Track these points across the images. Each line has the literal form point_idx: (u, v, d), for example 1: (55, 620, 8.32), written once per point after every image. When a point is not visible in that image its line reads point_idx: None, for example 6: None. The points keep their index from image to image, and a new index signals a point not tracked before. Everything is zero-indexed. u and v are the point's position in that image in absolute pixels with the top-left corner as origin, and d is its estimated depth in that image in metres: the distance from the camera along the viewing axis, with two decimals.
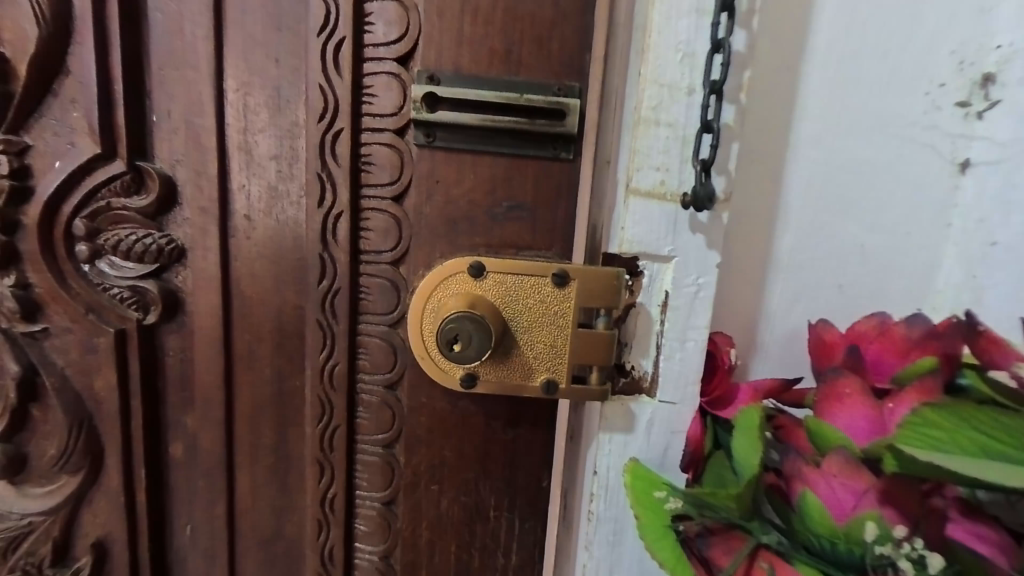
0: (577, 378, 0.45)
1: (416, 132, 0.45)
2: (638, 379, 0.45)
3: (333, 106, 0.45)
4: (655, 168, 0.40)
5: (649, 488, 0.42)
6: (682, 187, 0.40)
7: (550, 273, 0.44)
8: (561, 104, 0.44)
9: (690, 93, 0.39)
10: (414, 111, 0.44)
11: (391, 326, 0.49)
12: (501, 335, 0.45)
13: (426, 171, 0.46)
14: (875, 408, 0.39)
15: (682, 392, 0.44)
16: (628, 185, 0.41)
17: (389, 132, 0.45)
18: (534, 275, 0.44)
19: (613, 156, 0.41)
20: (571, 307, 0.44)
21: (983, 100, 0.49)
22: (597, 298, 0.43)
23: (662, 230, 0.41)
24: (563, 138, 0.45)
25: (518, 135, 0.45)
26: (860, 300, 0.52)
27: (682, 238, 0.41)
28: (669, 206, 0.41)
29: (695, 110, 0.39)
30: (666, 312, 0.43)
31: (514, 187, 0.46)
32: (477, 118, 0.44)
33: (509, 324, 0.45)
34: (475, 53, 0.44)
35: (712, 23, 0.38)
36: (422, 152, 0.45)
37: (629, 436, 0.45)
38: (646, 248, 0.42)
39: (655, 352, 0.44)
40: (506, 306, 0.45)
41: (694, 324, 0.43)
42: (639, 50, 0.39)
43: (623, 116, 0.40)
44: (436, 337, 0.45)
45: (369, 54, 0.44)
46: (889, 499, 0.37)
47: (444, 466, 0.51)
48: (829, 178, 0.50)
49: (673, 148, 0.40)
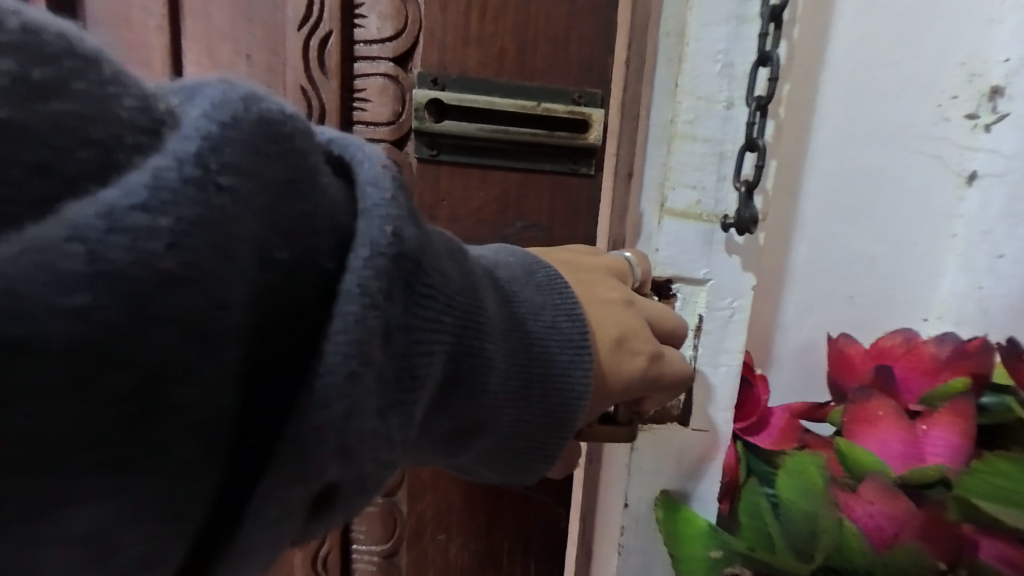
0: (611, 417, 0.36)
1: (418, 143, 0.39)
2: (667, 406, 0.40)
3: (318, 114, 0.38)
4: (689, 185, 0.37)
5: (683, 527, 0.40)
6: (719, 207, 0.37)
7: (655, 357, 0.30)
8: (583, 114, 0.39)
9: (727, 108, 0.36)
10: (414, 120, 0.38)
11: (549, 458, 0.27)
12: (621, 379, 0.29)
13: (429, 188, 0.39)
14: (910, 434, 0.38)
15: (712, 418, 0.41)
16: (662, 204, 0.37)
17: (386, 142, 0.39)
18: (636, 373, 0.29)
19: (650, 169, 0.37)
20: (655, 379, 0.31)
21: (991, 113, 0.48)
22: (674, 380, 0.32)
23: (695, 252, 0.38)
24: (583, 151, 0.40)
25: (532, 148, 0.40)
26: (871, 311, 0.51)
27: (714, 259, 0.38)
28: (704, 226, 0.37)
29: (737, 126, 0.36)
30: (700, 339, 0.40)
31: (527, 203, 0.41)
32: (485, 128, 0.38)
33: (630, 371, 0.29)
34: (483, 54, 0.38)
35: (758, 33, 0.34)
36: (425, 167, 0.39)
37: (657, 467, 0.41)
38: (680, 270, 0.38)
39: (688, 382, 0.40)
40: (624, 346, 0.29)
41: (727, 348, 0.40)
42: (672, 58, 0.35)
43: (656, 128, 0.36)
44: (568, 369, 0.26)
45: (360, 52, 0.38)
46: (926, 530, 0.36)
47: (452, 511, 0.47)
48: (841, 190, 0.48)
49: (708, 165, 0.36)
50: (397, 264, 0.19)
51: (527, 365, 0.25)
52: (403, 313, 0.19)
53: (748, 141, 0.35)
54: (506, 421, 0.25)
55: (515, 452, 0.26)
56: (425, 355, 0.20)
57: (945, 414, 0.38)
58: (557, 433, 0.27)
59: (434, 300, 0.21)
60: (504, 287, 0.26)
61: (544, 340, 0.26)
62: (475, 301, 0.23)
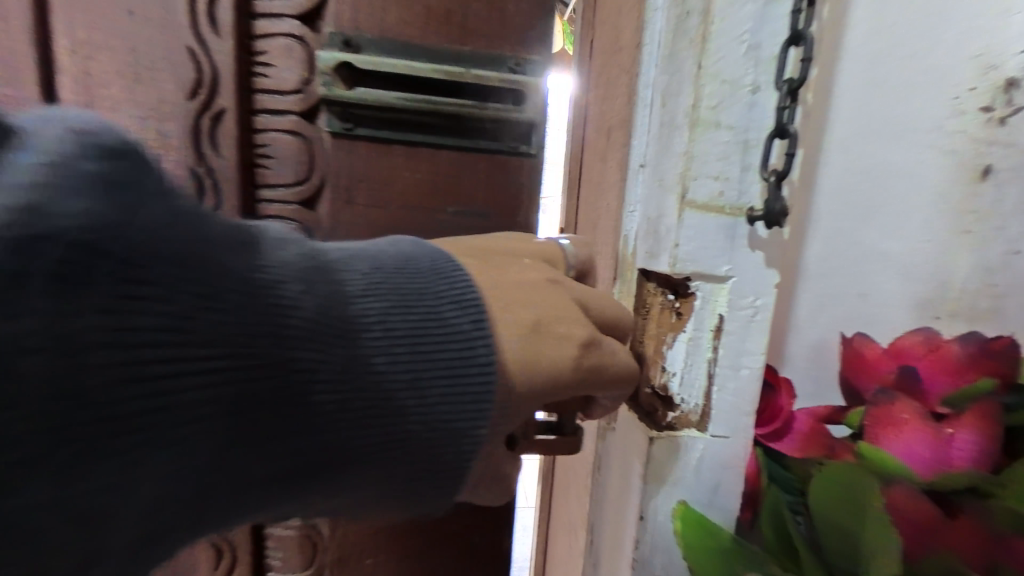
0: (556, 429, 0.31)
1: (330, 115, 0.33)
2: (685, 413, 0.33)
3: (209, 78, 0.32)
4: (712, 176, 0.30)
5: (703, 537, 0.29)
6: (744, 199, 0.30)
7: (589, 344, 0.24)
8: (519, 84, 0.33)
9: (753, 94, 0.29)
10: (322, 87, 0.32)
11: (447, 481, 0.22)
12: (553, 377, 0.23)
13: (344, 166, 0.33)
14: (943, 436, 0.30)
15: (733, 422, 0.33)
16: (683, 197, 0.30)
17: (294, 114, 0.33)
18: (562, 362, 0.23)
19: (660, 164, 0.32)
20: (598, 374, 0.24)
21: (1006, 105, 0.37)
22: (623, 375, 0.26)
23: (718, 245, 0.31)
24: (523, 128, 0.34)
25: (460, 120, 0.33)
26: (886, 327, 0.42)
27: (737, 257, 0.31)
28: (727, 222, 0.31)
29: (765, 114, 0.29)
30: (720, 345, 0.32)
31: (463, 185, 0.34)
32: (406, 97, 0.33)
33: (561, 366, 0.23)
34: (407, 12, 0.33)
35: (791, 10, 0.27)
36: (338, 142, 0.33)
37: (677, 475, 0.33)
38: (700, 267, 0.31)
39: (701, 398, 0.33)
40: (553, 334, 0.23)
41: (747, 348, 0.32)
42: (696, 39, 0.29)
43: (672, 119, 0.31)
44: (460, 372, 0.21)
45: (261, 7, 0.32)
46: (968, 544, 0.27)
47: (384, 535, 0.42)
48: (857, 186, 0.41)
49: (732, 155, 0.30)
50: (40, 253, 0.15)
51: (368, 372, 0.20)
52: (85, 312, 0.15)
53: (778, 128, 0.27)
54: (354, 442, 0.20)
55: (393, 483, 0.21)
56: (169, 370, 0.17)
57: (973, 414, 0.30)
58: (437, 456, 0.22)
59: (173, 295, 0.17)
60: (346, 279, 0.21)
61: (393, 339, 0.21)
62: (265, 297, 0.19)
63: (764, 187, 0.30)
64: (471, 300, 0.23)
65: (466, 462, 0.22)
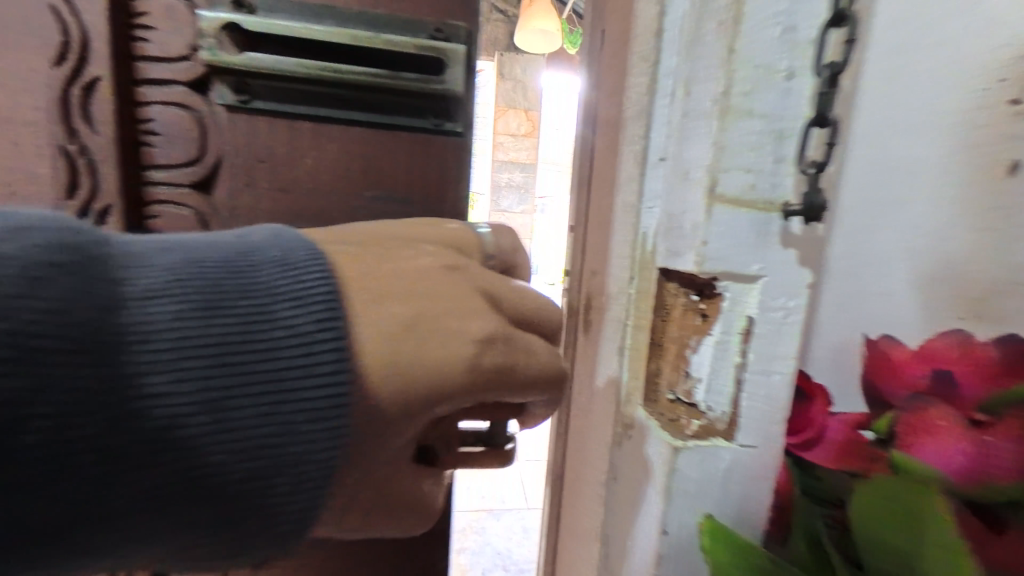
0: (487, 441, 0.26)
1: (222, 87, 0.27)
2: (709, 423, 0.25)
3: (73, 37, 0.25)
4: (745, 167, 0.22)
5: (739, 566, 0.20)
6: (780, 192, 0.23)
7: (489, 339, 0.20)
8: (439, 51, 0.28)
9: (790, 81, 0.22)
10: (206, 52, 0.26)
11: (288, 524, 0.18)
12: (435, 385, 0.19)
13: (243, 146, 0.28)
14: (984, 447, 0.22)
15: (764, 431, 0.25)
16: (710, 190, 0.23)
17: (182, 85, 0.27)
18: (454, 359, 0.19)
19: (687, 156, 0.24)
20: (504, 381, 0.20)
21: None
22: (540, 379, 0.22)
23: (748, 241, 0.23)
24: (447, 104, 0.29)
25: (373, 93, 0.28)
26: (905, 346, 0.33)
27: (771, 258, 0.24)
28: (761, 218, 0.23)
29: (803, 101, 0.23)
30: (750, 350, 0.24)
31: (381, 168, 0.30)
32: (308, 66, 0.27)
33: (447, 370, 0.19)
34: None
35: None
36: (235, 119, 0.28)
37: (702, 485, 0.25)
38: (729, 268, 0.23)
39: (730, 405, 0.25)
40: (436, 333, 0.19)
41: (780, 353, 0.24)
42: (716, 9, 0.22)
43: (693, 107, 0.23)
44: (301, 385, 0.18)
45: None
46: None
47: None
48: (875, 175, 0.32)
49: (767, 144, 0.22)
50: None
51: (166, 392, 0.17)
52: None
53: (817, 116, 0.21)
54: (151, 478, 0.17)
55: (214, 526, 0.18)
56: None
57: None
58: (267, 490, 0.18)
59: None
60: (133, 279, 0.18)
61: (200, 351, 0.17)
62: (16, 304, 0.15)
63: (801, 183, 0.23)
64: (303, 294, 0.18)
65: (309, 497, 0.18)
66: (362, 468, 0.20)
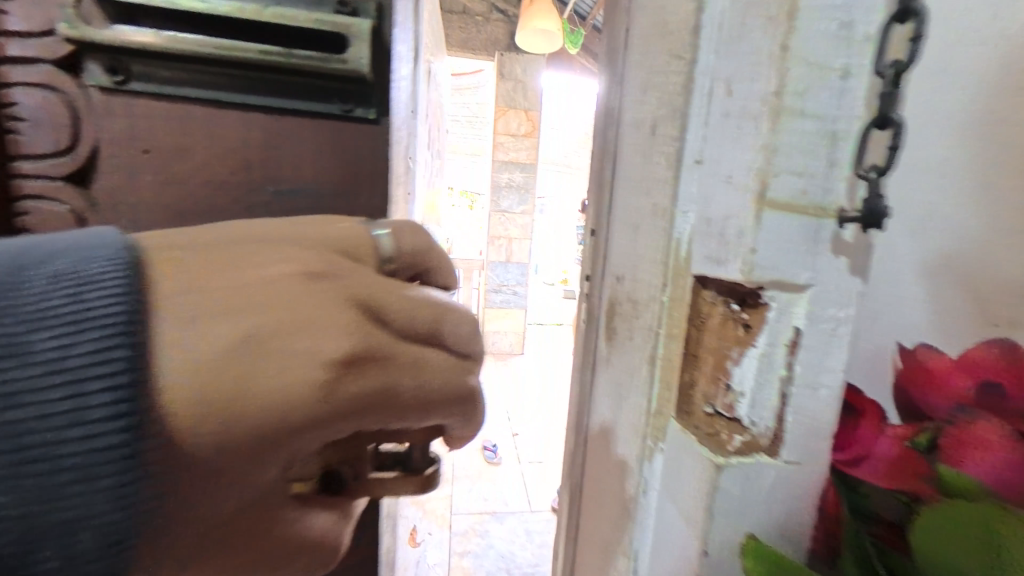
0: (405, 467, 0.23)
1: (93, 66, 0.25)
2: (753, 439, 0.21)
3: None
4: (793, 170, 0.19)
5: None
6: (834, 198, 0.19)
7: (344, 362, 0.18)
8: (338, 26, 0.25)
9: (846, 79, 0.18)
10: (70, 25, 0.24)
11: None
12: (274, 412, 0.17)
13: (122, 132, 0.26)
14: None
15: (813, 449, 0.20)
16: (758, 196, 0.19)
17: (47, 63, 0.25)
18: (300, 388, 0.18)
19: (724, 160, 0.20)
20: (365, 404, 0.19)
21: None
22: (417, 401, 0.20)
23: (794, 249, 0.19)
24: (353, 85, 0.27)
25: (268, 73, 0.26)
26: None
27: (822, 268, 0.19)
28: (810, 223, 0.19)
29: (861, 103, 0.18)
30: (797, 363, 0.20)
31: (280, 155, 0.27)
32: (190, 42, 0.25)
33: (289, 395, 0.17)
34: None
35: None
36: (109, 102, 0.26)
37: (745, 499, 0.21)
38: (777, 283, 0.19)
39: (775, 422, 0.20)
40: (277, 357, 0.18)
41: (831, 366, 0.20)
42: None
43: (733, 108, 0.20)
44: (85, 425, 0.15)
45: None
46: None
47: None
48: None
49: (817, 147, 0.19)
50: None
51: None
52: None
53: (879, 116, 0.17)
54: None
55: None
56: None
57: None
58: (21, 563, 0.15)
59: None
60: None
61: None
62: None
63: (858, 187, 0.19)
64: (83, 321, 0.16)
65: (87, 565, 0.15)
66: (191, 513, 0.18)
